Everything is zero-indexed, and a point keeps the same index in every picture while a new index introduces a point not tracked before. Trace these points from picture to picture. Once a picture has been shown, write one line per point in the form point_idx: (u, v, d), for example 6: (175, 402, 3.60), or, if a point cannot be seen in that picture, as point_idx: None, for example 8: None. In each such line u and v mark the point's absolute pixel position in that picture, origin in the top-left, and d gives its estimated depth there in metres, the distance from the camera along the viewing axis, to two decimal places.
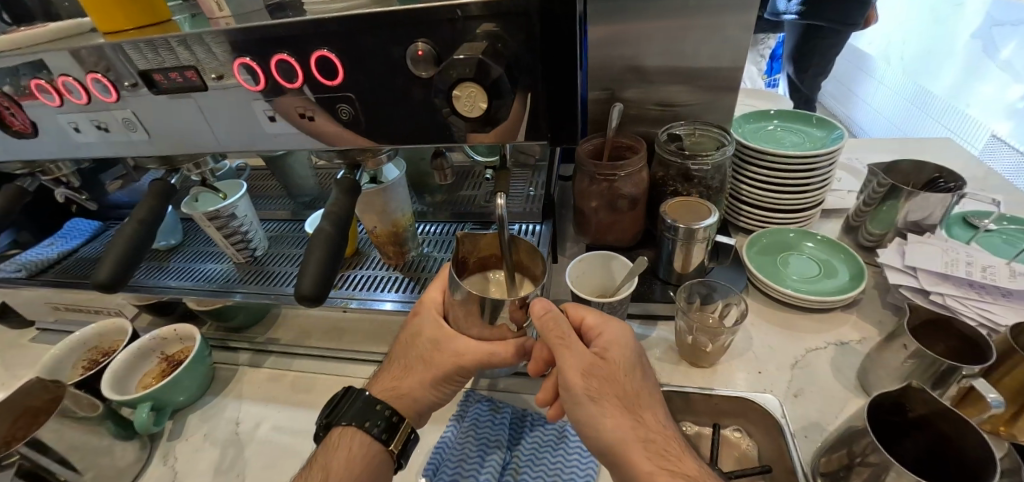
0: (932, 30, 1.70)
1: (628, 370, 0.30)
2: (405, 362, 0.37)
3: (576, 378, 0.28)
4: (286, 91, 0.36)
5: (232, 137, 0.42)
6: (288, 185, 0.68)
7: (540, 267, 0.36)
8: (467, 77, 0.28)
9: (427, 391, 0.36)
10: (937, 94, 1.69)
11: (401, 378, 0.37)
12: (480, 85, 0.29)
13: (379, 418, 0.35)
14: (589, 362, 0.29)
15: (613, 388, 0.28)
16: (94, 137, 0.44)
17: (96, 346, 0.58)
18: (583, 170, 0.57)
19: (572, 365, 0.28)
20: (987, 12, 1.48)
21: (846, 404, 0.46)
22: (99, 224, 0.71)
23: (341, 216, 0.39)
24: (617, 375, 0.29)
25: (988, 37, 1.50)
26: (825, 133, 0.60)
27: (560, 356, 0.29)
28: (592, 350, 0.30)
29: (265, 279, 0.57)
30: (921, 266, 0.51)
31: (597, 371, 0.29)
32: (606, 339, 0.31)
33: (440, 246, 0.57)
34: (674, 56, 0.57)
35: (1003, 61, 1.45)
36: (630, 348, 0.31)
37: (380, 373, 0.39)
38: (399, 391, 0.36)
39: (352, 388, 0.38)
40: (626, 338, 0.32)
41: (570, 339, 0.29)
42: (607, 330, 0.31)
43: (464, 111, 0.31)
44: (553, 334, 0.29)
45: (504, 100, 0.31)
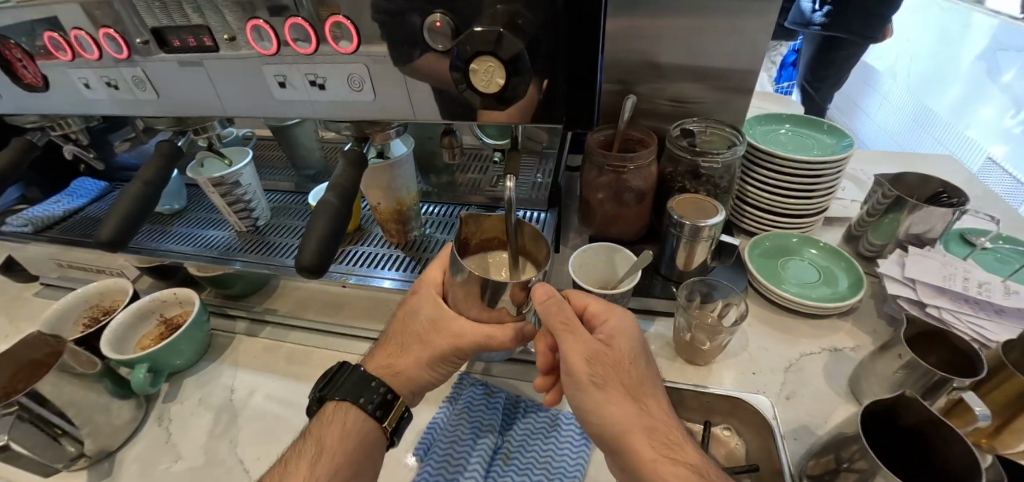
0: (939, 48, 1.68)
1: (632, 358, 0.30)
2: (401, 339, 0.37)
3: (580, 364, 0.28)
4: (300, 57, 0.36)
5: (240, 104, 0.42)
6: (293, 157, 0.67)
7: (544, 252, 0.36)
8: (484, 50, 0.28)
9: (422, 370, 0.36)
10: (940, 114, 1.69)
11: (397, 357, 0.37)
12: (498, 59, 0.28)
13: (374, 395, 0.35)
14: (593, 349, 0.29)
15: (618, 375, 0.28)
16: (104, 94, 0.44)
17: (97, 304, 0.58)
18: (592, 161, 0.57)
19: (576, 351, 0.28)
20: (991, 35, 1.47)
21: (836, 410, 0.46)
22: (105, 184, 0.71)
23: (347, 189, 0.39)
24: (622, 362, 0.29)
25: (992, 60, 1.49)
26: (835, 140, 0.60)
27: (564, 341, 0.29)
28: (597, 337, 0.30)
29: (266, 249, 0.57)
30: (920, 278, 0.50)
31: (602, 358, 0.29)
32: (611, 326, 0.31)
33: (443, 228, 0.57)
34: (691, 53, 0.56)
35: (1002, 86, 1.47)
36: (635, 336, 0.31)
37: (377, 348, 0.39)
38: (394, 369, 0.36)
39: (347, 363, 0.38)
40: (630, 326, 0.31)
41: (574, 325, 0.29)
42: (612, 318, 0.31)
43: (481, 87, 0.30)
44: (557, 319, 0.29)
45: (522, 78, 0.30)
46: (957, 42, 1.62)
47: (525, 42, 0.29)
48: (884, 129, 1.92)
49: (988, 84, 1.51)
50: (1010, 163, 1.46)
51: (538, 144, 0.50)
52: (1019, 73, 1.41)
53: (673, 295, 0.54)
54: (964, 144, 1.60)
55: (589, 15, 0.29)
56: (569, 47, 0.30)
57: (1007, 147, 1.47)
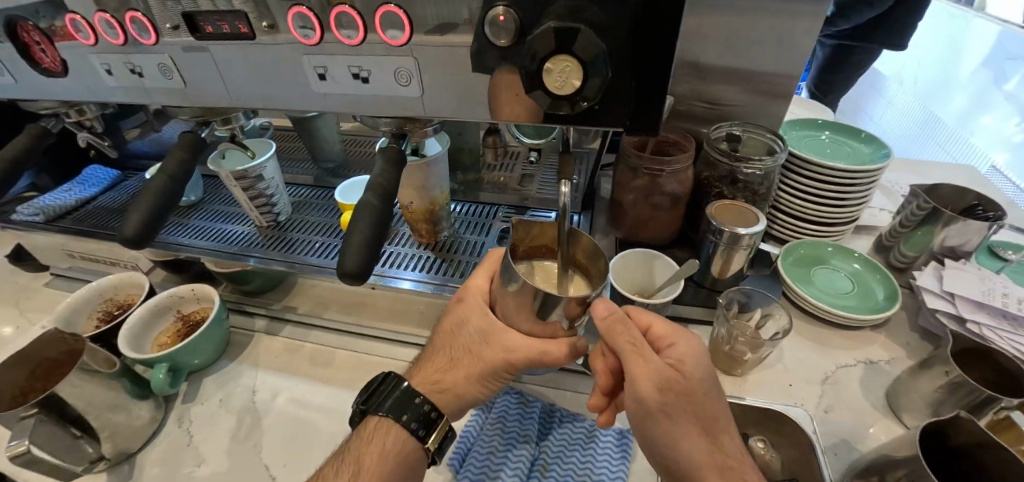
0: (946, 56, 1.68)
1: (706, 385, 0.28)
2: (450, 353, 0.35)
3: (651, 392, 0.27)
4: (343, 48, 0.34)
5: (273, 96, 0.40)
6: (312, 149, 0.65)
7: (598, 263, 0.34)
8: (560, 47, 0.27)
9: (471, 385, 0.34)
10: (945, 121, 1.65)
11: (445, 372, 0.35)
12: (576, 58, 0.27)
13: (417, 414, 0.33)
14: (665, 377, 0.27)
15: (691, 405, 0.27)
16: (128, 81, 0.42)
17: (111, 298, 0.56)
18: (627, 162, 0.55)
19: (645, 377, 0.27)
20: (996, 41, 1.51)
21: (875, 425, 0.46)
22: (117, 173, 0.69)
23: (388, 189, 0.37)
24: (695, 392, 0.27)
25: (999, 69, 1.51)
26: (872, 150, 0.58)
27: (631, 365, 0.27)
28: (667, 362, 0.29)
29: (288, 246, 0.55)
30: (959, 293, 0.49)
31: (674, 386, 0.27)
32: (682, 351, 0.29)
33: (474, 228, 0.55)
34: (733, 54, 0.54)
35: (1007, 93, 1.50)
36: (707, 362, 0.29)
37: (421, 360, 0.37)
38: (442, 386, 0.34)
39: (392, 373, 0.36)
40: (702, 351, 0.29)
41: (643, 349, 0.28)
42: (681, 341, 0.29)
43: (554, 87, 0.29)
44: (622, 340, 0.28)
45: (599, 76, 0.28)
46: (962, 53, 1.63)
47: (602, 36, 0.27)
48: (881, 129, 1.82)
49: (996, 91, 1.53)
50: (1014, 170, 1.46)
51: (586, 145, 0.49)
52: None
53: (706, 303, 0.53)
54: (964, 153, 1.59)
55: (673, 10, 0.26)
56: (647, 45, 0.27)
57: (1009, 154, 1.48)
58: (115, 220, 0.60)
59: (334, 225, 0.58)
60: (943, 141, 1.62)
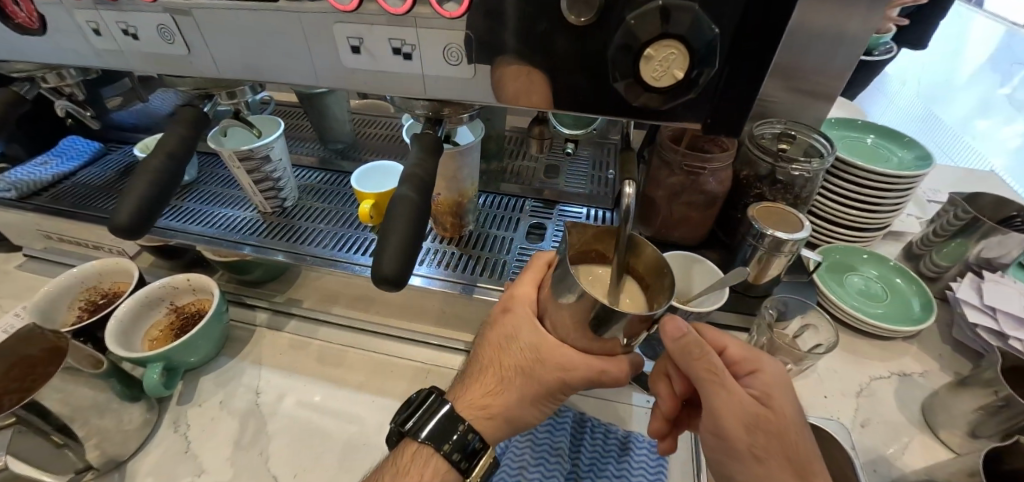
0: (951, 59, 1.68)
1: (796, 423, 0.26)
2: (500, 374, 0.31)
3: (738, 430, 0.25)
4: (384, 17, 0.29)
5: (290, 69, 0.35)
6: (320, 129, 0.59)
7: (661, 275, 0.31)
8: (676, 33, 0.23)
9: (522, 410, 0.31)
10: (946, 123, 1.58)
11: (495, 394, 0.31)
12: (687, 47, 0.24)
13: (461, 443, 0.30)
14: (751, 411, 0.25)
15: (784, 447, 0.24)
16: (120, 43, 0.37)
17: (94, 286, 0.51)
18: (665, 157, 0.52)
19: (731, 411, 0.25)
20: (996, 44, 1.56)
21: (913, 442, 0.44)
22: (99, 146, 0.63)
23: (425, 181, 0.33)
24: (786, 431, 0.25)
25: (1005, 72, 1.52)
26: (913, 156, 0.56)
27: (713, 396, 0.26)
28: (751, 395, 0.27)
29: (295, 236, 0.51)
30: (1001, 307, 0.48)
31: (763, 425, 0.25)
32: (765, 382, 0.27)
33: (501, 223, 0.51)
34: None
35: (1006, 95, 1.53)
36: (793, 395, 0.27)
37: (464, 377, 0.34)
38: (491, 411, 0.31)
39: (435, 391, 0.33)
40: (787, 383, 0.28)
41: (726, 381, 0.26)
42: (763, 372, 0.28)
43: (652, 78, 0.25)
44: (702, 367, 0.26)
45: (705, 67, 0.25)
46: (963, 55, 1.65)
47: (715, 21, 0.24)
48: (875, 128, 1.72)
49: (998, 92, 1.54)
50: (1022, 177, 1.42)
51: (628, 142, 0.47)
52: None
53: (741, 309, 0.51)
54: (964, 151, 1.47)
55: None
56: (756, 34, 0.24)
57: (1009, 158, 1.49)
58: (99, 200, 0.55)
59: (346, 214, 0.54)
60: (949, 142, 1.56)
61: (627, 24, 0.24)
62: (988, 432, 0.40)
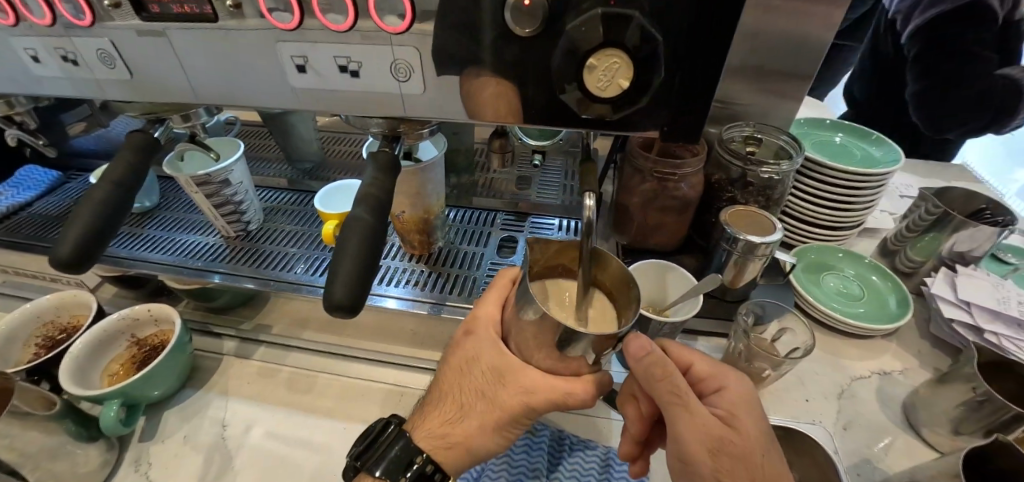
0: None
1: (762, 443, 0.26)
2: (460, 399, 0.31)
3: (701, 454, 0.25)
4: (327, 35, 0.28)
5: (238, 91, 0.33)
6: (286, 149, 0.58)
7: (627, 289, 0.30)
8: (615, 44, 0.23)
9: (487, 437, 0.30)
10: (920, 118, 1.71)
11: (454, 422, 0.31)
12: (628, 57, 0.23)
13: (417, 475, 0.30)
14: (716, 435, 0.25)
15: (750, 471, 0.24)
16: (60, 69, 0.35)
17: (52, 321, 0.49)
18: (634, 164, 0.51)
19: (694, 434, 0.25)
20: None
21: (897, 442, 0.44)
22: (58, 174, 0.62)
23: (381, 201, 0.31)
24: (750, 452, 0.25)
25: None
26: (882, 153, 0.56)
27: (677, 420, 0.25)
28: (715, 415, 0.26)
29: (260, 260, 0.49)
30: (975, 301, 0.48)
31: (727, 448, 0.25)
32: (730, 401, 0.27)
33: (471, 238, 0.50)
34: (754, 49, 0.50)
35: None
36: (759, 413, 0.27)
37: (425, 405, 0.34)
38: (452, 439, 0.31)
39: (394, 421, 0.33)
40: (753, 401, 0.27)
41: (689, 403, 0.25)
42: (729, 390, 0.27)
43: (596, 87, 0.25)
44: (665, 390, 0.25)
45: (650, 76, 0.24)
46: None
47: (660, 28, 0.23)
48: None
49: None
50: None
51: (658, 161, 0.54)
52: None
53: (718, 315, 0.51)
54: None
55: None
56: (706, 37, 0.23)
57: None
58: (54, 230, 0.55)
59: (313, 235, 0.52)
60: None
61: (569, 32, 0.23)
62: (971, 429, 0.40)
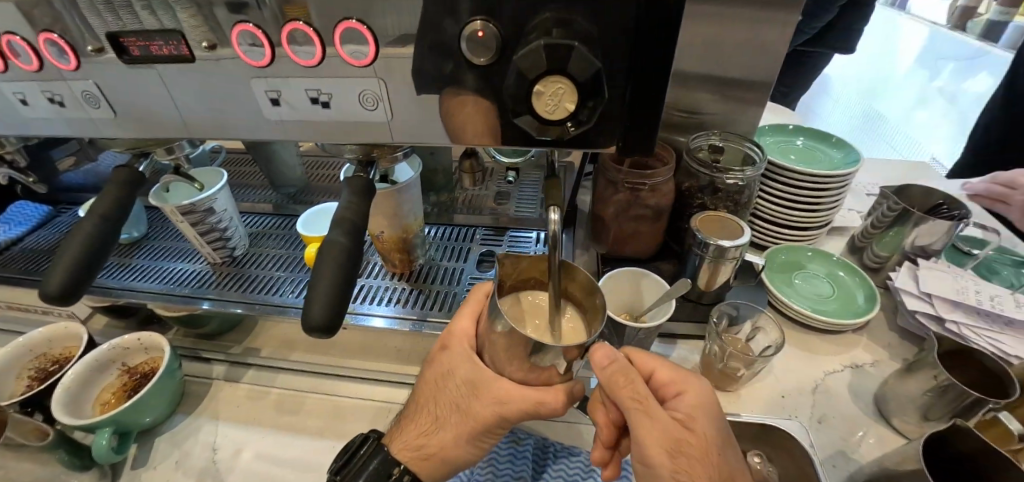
0: (889, 62, 1.95)
1: (716, 444, 0.28)
2: (435, 412, 0.33)
3: (660, 457, 0.26)
4: (297, 70, 0.30)
5: (217, 125, 0.35)
6: (270, 175, 0.60)
7: (594, 297, 0.32)
8: (559, 71, 0.25)
9: (462, 448, 0.32)
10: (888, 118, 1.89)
11: (428, 434, 0.33)
12: (572, 82, 0.25)
13: None
14: (675, 437, 0.26)
15: (705, 469, 0.26)
16: (46, 110, 0.37)
17: (45, 353, 0.50)
18: (606, 175, 0.53)
19: (654, 438, 0.26)
20: (924, 42, 1.78)
21: (870, 433, 0.45)
22: (48, 209, 0.64)
23: (356, 223, 0.33)
24: (706, 453, 0.27)
25: (932, 69, 1.75)
26: (843, 155, 0.59)
27: (639, 425, 0.26)
28: (675, 418, 0.28)
29: (246, 285, 0.50)
30: (936, 293, 0.51)
31: (684, 448, 0.26)
32: (689, 404, 0.29)
33: (452, 254, 0.52)
34: (713, 62, 0.53)
35: (937, 88, 1.73)
36: (716, 415, 0.29)
37: (402, 419, 0.36)
38: (428, 450, 0.33)
39: (372, 435, 0.35)
40: (710, 405, 0.29)
41: (651, 407, 0.27)
42: (688, 394, 0.29)
43: (545, 111, 0.27)
44: (627, 396, 0.27)
45: (595, 99, 0.26)
46: (896, 57, 1.92)
47: (598, 53, 0.25)
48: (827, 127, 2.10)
49: (931, 86, 1.76)
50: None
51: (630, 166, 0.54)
52: (954, 72, 1.67)
53: (694, 317, 0.52)
54: (905, 145, 1.76)
55: (670, 21, 0.24)
56: (646, 56, 0.26)
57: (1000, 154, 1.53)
58: (44, 263, 0.56)
59: (297, 258, 0.54)
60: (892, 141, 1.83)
61: (518, 60, 0.25)
62: (938, 415, 0.42)
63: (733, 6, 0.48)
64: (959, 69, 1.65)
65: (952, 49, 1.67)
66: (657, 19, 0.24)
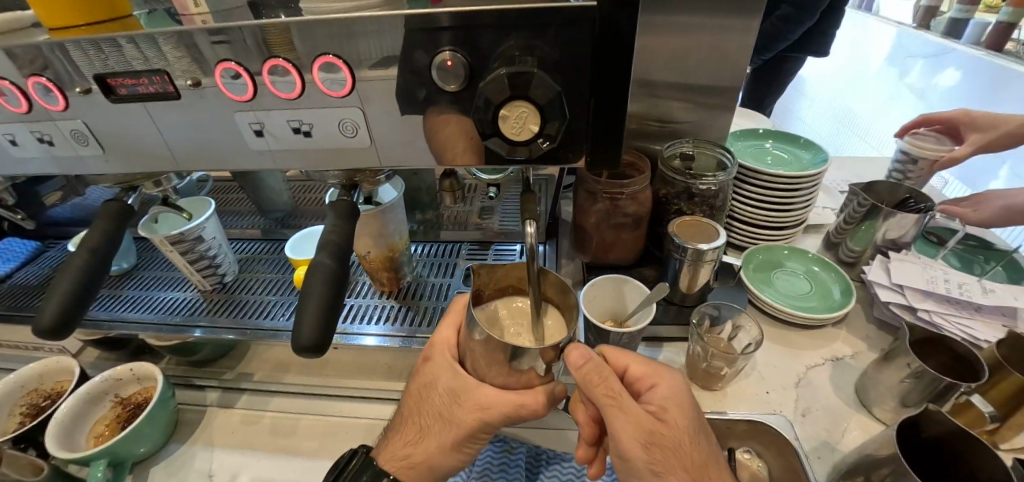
0: (860, 62, 2.02)
1: (688, 432, 0.30)
2: (421, 421, 0.35)
3: (637, 450, 0.28)
4: (279, 102, 0.32)
5: (202, 157, 0.36)
6: (258, 201, 0.61)
7: (571, 303, 0.33)
8: (522, 95, 0.27)
9: (447, 455, 0.34)
10: (863, 118, 1.99)
11: (415, 444, 0.35)
12: (534, 104, 0.27)
13: None
14: (649, 430, 0.29)
15: (679, 458, 0.28)
16: (35, 150, 0.38)
17: (36, 388, 0.50)
18: (585, 186, 0.55)
19: (629, 433, 0.28)
20: (896, 41, 1.84)
21: (853, 423, 0.47)
22: (36, 245, 0.64)
23: (342, 245, 0.34)
24: (678, 442, 0.29)
25: (902, 67, 1.81)
26: (811, 156, 0.62)
27: (614, 420, 0.29)
28: (649, 411, 0.30)
29: (237, 310, 0.51)
30: (907, 283, 0.53)
31: (658, 440, 0.29)
32: (661, 397, 0.31)
33: (437, 270, 0.54)
34: (682, 73, 0.56)
35: (909, 84, 1.77)
36: (687, 405, 0.31)
37: (390, 434, 0.37)
38: (413, 460, 0.34)
39: (360, 449, 0.37)
40: (680, 394, 0.32)
41: (625, 403, 0.29)
42: (660, 386, 0.31)
43: (512, 133, 0.28)
44: (602, 393, 0.29)
45: (559, 118, 0.28)
46: (866, 57, 1.99)
47: (559, 77, 0.27)
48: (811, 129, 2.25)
49: (901, 83, 1.80)
50: (1006, 164, 1.43)
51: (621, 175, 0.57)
52: (925, 68, 1.70)
53: (678, 320, 0.54)
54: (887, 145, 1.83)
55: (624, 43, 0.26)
56: (605, 75, 0.27)
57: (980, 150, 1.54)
58: (34, 299, 0.57)
59: (287, 281, 0.55)
60: (873, 141, 1.90)
61: (484, 87, 0.27)
62: (915, 400, 0.43)
63: (698, 17, 0.51)
64: (929, 65, 1.68)
65: (922, 47, 1.71)
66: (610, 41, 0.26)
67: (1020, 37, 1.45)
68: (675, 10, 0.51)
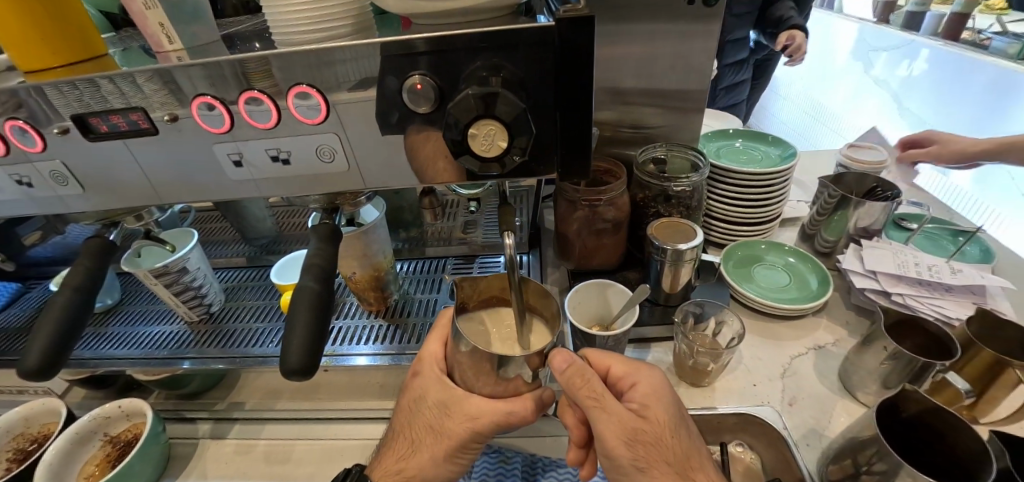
0: (825, 58, 2.10)
1: (669, 428, 0.31)
2: (414, 437, 0.35)
3: (620, 448, 0.29)
4: (255, 132, 0.33)
5: (180, 189, 0.37)
6: (241, 229, 0.61)
7: (554, 309, 0.34)
8: (488, 112, 0.28)
9: (439, 467, 0.34)
10: (832, 111, 2.06)
11: (408, 459, 0.35)
12: (500, 122, 0.28)
13: None
14: (633, 427, 0.30)
15: (661, 453, 0.30)
16: (14, 192, 0.38)
17: (22, 433, 0.49)
18: (563, 195, 0.56)
19: (613, 431, 0.29)
20: (858, 36, 1.91)
21: (838, 408, 0.48)
22: (17, 286, 0.64)
23: (325, 268, 0.35)
24: (660, 437, 0.30)
25: (866, 60, 1.88)
26: (780, 152, 0.64)
27: (598, 420, 0.30)
28: (631, 409, 0.31)
29: (224, 340, 0.51)
30: (879, 269, 0.55)
31: (641, 437, 0.30)
32: (643, 394, 0.32)
33: (424, 286, 0.55)
34: (650, 79, 0.58)
35: (874, 77, 1.84)
36: (667, 399, 0.32)
37: (384, 451, 0.37)
38: (407, 473, 0.34)
39: (354, 468, 0.37)
40: (661, 390, 0.33)
41: (607, 403, 0.30)
42: (641, 384, 0.32)
43: (481, 150, 0.30)
44: (585, 395, 0.29)
45: (526, 134, 0.29)
46: (831, 52, 2.07)
47: (522, 93, 0.29)
48: (787, 125, 2.32)
49: (866, 76, 1.88)
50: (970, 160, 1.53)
51: (599, 183, 0.58)
52: (888, 60, 1.77)
53: (664, 319, 0.55)
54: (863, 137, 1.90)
55: (584, 60, 0.28)
56: (568, 89, 0.29)
57: None
58: (18, 342, 0.56)
59: (274, 307, 0.55)
60: (847, 133, 1.96)
61: (453, 108, 0.28)
62: (895, 382, 0.45)
63: (661, 24, 0.53)
64: (892, 57, 1.75)
65: (883, 41, 1.79)
66: (573, 54, 0.27)
67: (974, 26, 1.51)
68: (638, 19, 0.53)
